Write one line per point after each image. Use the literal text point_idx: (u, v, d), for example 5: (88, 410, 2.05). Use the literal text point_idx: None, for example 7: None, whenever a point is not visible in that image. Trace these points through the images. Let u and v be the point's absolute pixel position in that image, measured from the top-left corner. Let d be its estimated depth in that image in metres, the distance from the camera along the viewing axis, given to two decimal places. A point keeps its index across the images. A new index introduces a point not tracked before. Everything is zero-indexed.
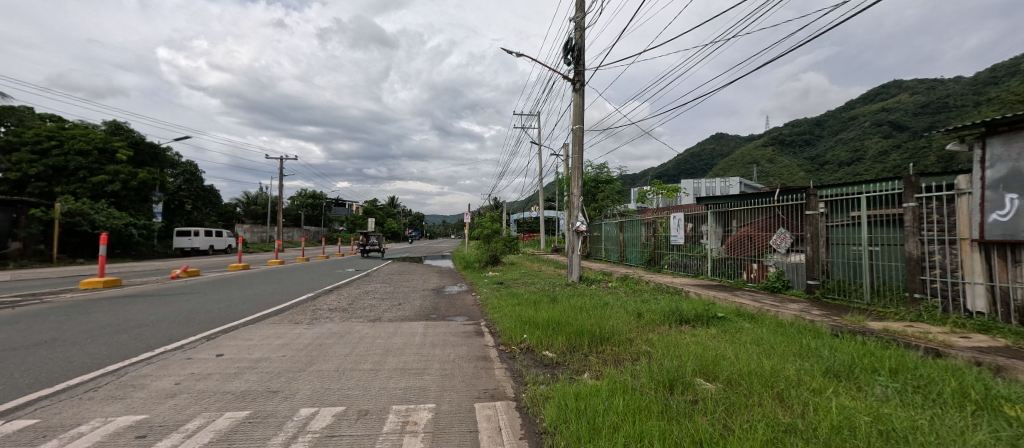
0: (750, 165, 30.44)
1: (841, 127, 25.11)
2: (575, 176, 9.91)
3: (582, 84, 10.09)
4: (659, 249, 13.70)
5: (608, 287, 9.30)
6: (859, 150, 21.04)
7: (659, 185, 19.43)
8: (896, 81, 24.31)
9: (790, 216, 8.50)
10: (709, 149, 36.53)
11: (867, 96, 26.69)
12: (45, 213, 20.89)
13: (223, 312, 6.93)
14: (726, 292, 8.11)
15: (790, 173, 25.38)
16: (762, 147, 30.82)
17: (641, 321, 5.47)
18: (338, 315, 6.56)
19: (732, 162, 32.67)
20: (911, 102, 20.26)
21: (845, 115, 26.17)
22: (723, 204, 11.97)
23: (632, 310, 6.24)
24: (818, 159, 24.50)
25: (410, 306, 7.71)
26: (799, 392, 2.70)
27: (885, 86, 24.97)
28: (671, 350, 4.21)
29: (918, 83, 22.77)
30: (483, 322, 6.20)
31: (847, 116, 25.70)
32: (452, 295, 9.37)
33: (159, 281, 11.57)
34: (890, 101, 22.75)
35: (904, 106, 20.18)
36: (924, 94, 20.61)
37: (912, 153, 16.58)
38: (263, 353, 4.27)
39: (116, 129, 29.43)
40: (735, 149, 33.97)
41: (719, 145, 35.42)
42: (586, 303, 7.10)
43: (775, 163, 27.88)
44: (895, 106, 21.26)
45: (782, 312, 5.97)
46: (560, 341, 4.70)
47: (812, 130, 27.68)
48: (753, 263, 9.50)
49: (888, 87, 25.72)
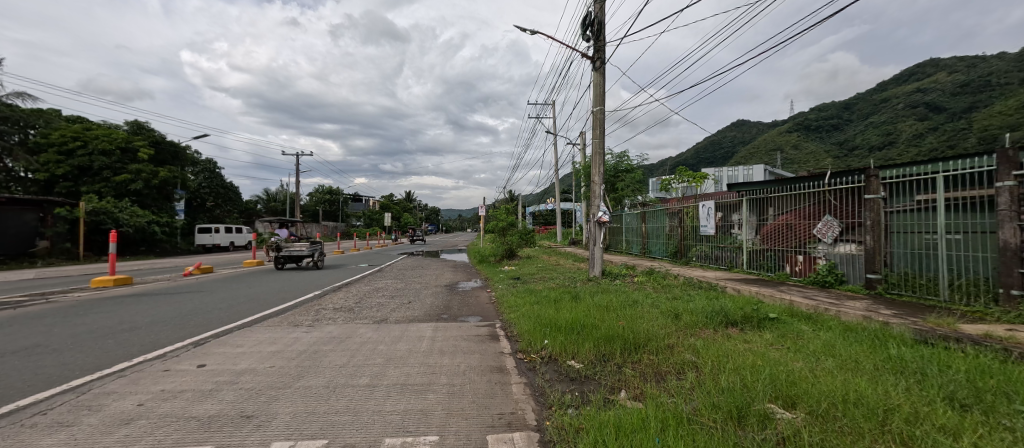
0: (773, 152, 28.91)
1: (872, 110, 23.35)
2: (596, 162, 9.14)
3: (603, 62, 9.27)
4: (686, 240, 12.80)
5: (635, 283, 8.53)
6: (892, 133, 19.61)
7: (684, 173, 18.28)
8: (931, 60, 22.70)
9: (842, 202, 7.56)
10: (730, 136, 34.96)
11: (901, 77, 24.97)
12: (71, 212, 21.43)
13: (223, 312, 6.51)
14: (770, 288, 7.25)
15: (816, 159, 23.93)
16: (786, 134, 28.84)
17: (682, 322, 4.76)
18: (341, 316, 6.04)
19: (754, 149, 30.36)
20: (948, 81, 18.87)
21: (875, 97, 24.60)
22: (761, 191, 10.96)
23: (667, 309, 5.52)
24: (847, 144, 23.03)
25: (420, 305, 7.17)
26: (928, 433, 1.98)
27: (921, 64, 23.12)
28: (726, 361, 3.51)
29: (957, 61, 21.16)
30: (499, 323, 5.59)
31: (878, 98, 24.14)
32: (466, 292, 8.80)
33: (172, 278, 11.43)
34: (925, 81, 21.22)
35: (941, 86, 18.83)
36: (965, 73, 18.93)
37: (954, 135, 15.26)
38: (251, 363, 3.76)
39: (138, 128, 30.08)
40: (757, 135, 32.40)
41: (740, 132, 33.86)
42: (612, 300, 6.40)
43: (800, 149, 26.37)
44: (930, 86, 19.85)
45: (848, 312, 5.12)
46: (587, 349, 4.03)
47: (841, 114, 25.85)
48: (798, 255, 8.56)
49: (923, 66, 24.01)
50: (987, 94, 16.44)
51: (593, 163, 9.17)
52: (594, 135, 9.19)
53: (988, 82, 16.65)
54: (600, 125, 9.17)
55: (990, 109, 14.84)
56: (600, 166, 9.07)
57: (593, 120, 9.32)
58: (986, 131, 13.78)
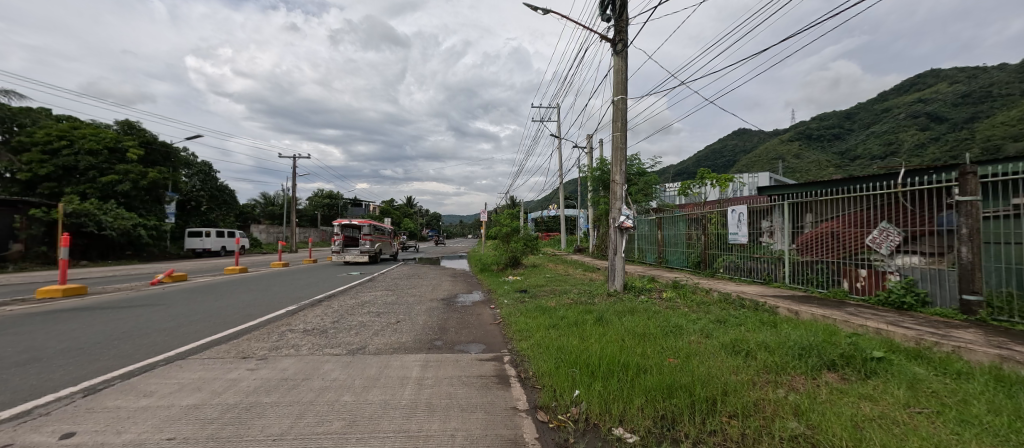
0: (774, 160, 27.35)
1: (873, 120, 22.38)
2: (616, 158, 7.97)
3: (624, 44, 8.12)
4: (710, 249, 11.59)
5: (664, 300, 7.24)
6: (894, 143, 18.18)
7: (707, 176, 17.18)
8: (931, 70, 21.79)
9: (908, 206, 6.52)
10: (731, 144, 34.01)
11: (903, 87, 23.91)
12: (47, 213, 20.30)
13: (168, 332, 5.32)
14: (831, 309, 6.01)
15: (818, 167, 22.14)
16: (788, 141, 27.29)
17: (759, 357, 3.55)
18: (308, 344, 4.78)
19: (755, 158, 29.47)
20: (950, 92, 18.08)
21: (876, 107, 23.67)
22: (796, 196, 9.89)
23: (727, 338, 4.28)
24: (847, 154, 21.09)
25: (410, 326, 5.95)
26: None
27: (920, 75, 22.32)
28: (870, 441, 2.25)
29: (959, 72, 20.35)
30: (508, 356, 4.31)
31: (880, 108, 23.22)
32: (466, 308, 7.52)
33: (136, 287, 10.18)
34: (927, 92, 20.39)
35: (941, 97, 17.84)
36: (967, 83, 18.23)
37: (956, 148, 14.36)
38: (142, 432, 2.52)
39: (128, 129, 28.98)
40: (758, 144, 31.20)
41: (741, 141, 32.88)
42: (646, 325, 5.18)
43: (801, 157, 24.26)
44: (932, 96, 18.98)
45: (971, 347, 3.86)
46: (640, 410, 2.79)
47: (841, 124, 24.62)
48: (858, 269, 7.25)
49: (924, 76, 23.03)
50: (992, 104, 15.80)
51: (613, 160, 8.02)
52: (614, 127, 8.07)
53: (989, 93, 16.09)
54: (622, 117, 7.99)
55: (997, 119, 14.16)
56: (621, 163, 7.90)
57: (613, 110, 8.18)
58: (990, 142, 13.19)
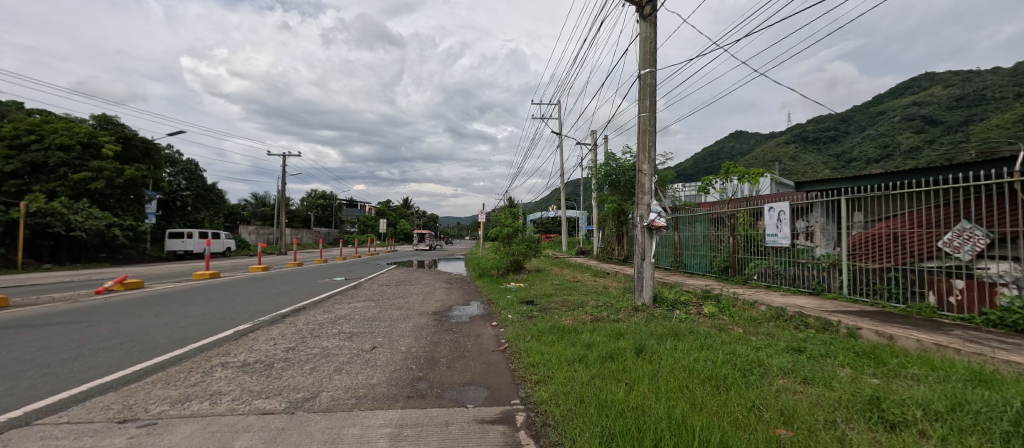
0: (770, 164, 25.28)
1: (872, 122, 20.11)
2: (643, 143, 6.64)
3: (652, 6, 6.75)
4: (740, 253, 10.25)
5: (706, 317, 5.87)
6: None
7: (732, 170, 15.75)
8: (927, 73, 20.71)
9: (998, 200, 5.35)
10: (729, 146, 32.93)
11: (897, 90, 22.77)
12: (7, 213, 18.75)
13: (51, 368, 3.88)
14: (933, 332, 4.64)
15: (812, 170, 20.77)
16: (784, 144, 25.39)
17: (936, 438, 2.15)
18: (237, 391, 3.33)
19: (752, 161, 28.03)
20: (943, 95, 16.47)
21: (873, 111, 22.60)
22: (850, 191, 8.51)
23: (846, 390, 2.89)
24: (845, 156, 19.08)
25: (384, 356, 4.51)
26: None
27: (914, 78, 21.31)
28: None
29: (954, 75, 19.40)
30: (527, 416, 2.90)
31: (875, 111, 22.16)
32: (461, 326, 6.18)
33: (73, 297, 8.61)
34: (920, 94, 19.32)
35: (935, 100, 16.35)
36: (959, 87, 17.14)
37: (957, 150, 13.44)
38: None
39: (106, 124, 27.48)
40: (756, 145, 30.28)
41: (740, 143, 31.77)
42: (705, 358, 3.81)
43: (797, 159, 23.33)
44: (925, 100, 17.32)
45: None
46: None
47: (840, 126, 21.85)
48: (950, 280, 5.81)
49: (918, 79, 21.94)
50: (986, 107, 14.78)
51: (639, 146, 6.69)
52: (639, 107, 6.75)
53: (983, 96, 15.25)
54: (650, 95, 6.67)
55: (989, 122, 13.42)
56: (649, 149, 6.56)
57: (639, 87, 6.85)
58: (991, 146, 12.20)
